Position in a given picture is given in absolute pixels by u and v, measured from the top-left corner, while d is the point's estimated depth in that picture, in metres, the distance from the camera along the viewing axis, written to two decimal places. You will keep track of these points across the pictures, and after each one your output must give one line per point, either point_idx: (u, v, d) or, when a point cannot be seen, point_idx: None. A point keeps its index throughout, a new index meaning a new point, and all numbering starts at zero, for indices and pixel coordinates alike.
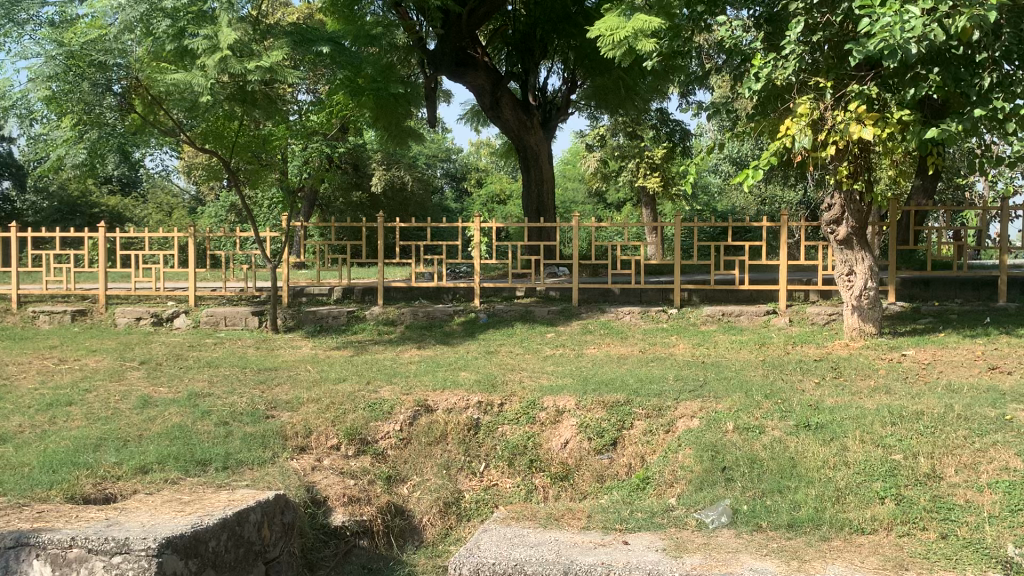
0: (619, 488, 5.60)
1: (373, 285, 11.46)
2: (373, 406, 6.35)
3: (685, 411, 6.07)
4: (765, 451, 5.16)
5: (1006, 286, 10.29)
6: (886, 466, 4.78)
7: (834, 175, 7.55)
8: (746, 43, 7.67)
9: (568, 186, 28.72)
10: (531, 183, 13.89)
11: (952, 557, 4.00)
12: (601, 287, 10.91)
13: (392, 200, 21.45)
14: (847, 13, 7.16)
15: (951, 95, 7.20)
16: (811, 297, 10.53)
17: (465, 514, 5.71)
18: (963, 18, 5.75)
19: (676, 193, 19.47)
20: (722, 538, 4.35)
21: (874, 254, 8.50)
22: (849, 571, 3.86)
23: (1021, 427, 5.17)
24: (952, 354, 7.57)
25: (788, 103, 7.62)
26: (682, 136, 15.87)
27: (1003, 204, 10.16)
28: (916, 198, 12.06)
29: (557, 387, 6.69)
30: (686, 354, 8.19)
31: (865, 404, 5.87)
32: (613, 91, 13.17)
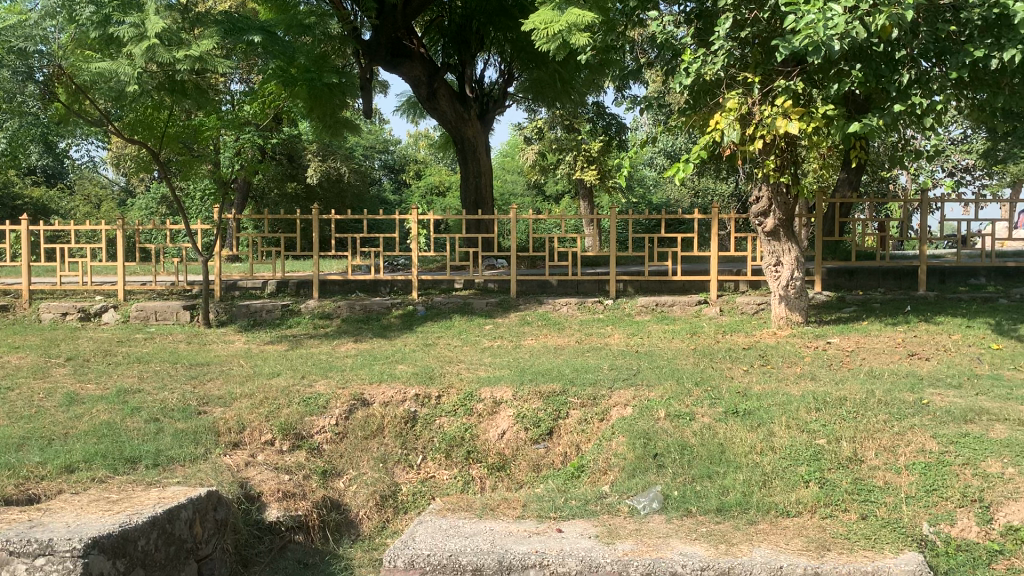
0: (555, 477, 5.65)
1: (309, 279, 11.35)
2: (308, 401, 6.31)
3: (619, 399, 6.18)
4: (695, 438, 5.28)
5: (925, 276, 10.69)
6: (810, 450, 4.93)
7: (762, 167, 7.74)
8: (677, 38, 7.82)
9: (506, 177, 28.76)
10: (469, 175, 13.88)
11: (871, 537, 4.16)
12: (539, 279, 11.00)
13: (328, 192, 21.29)
14: (774, 10, 7.33)
15: (872, 91, 7.44)
16: (741, 288, 10.81)
17: (402, 506, 5.69)
18: (883, 16, 5.94)
19: (613, 186, 19.67)
20: (653, 524, 4.45)
21: (800, 245, 8.75)
22: (774, 553, 3.98)
23: (937, 410, 5.39)
24: (875, 342, 7.84)
25: (717, 98, 7.79)
26: (618, 129, 16.08)
27: (923, 197, 10.52)
28: (842, 190, 12.41)
29: (494, 378, 6.74)
30: (621, 344, 8.30)
31: (790, 391, 6.06)
32: (549, 84, 13.22)
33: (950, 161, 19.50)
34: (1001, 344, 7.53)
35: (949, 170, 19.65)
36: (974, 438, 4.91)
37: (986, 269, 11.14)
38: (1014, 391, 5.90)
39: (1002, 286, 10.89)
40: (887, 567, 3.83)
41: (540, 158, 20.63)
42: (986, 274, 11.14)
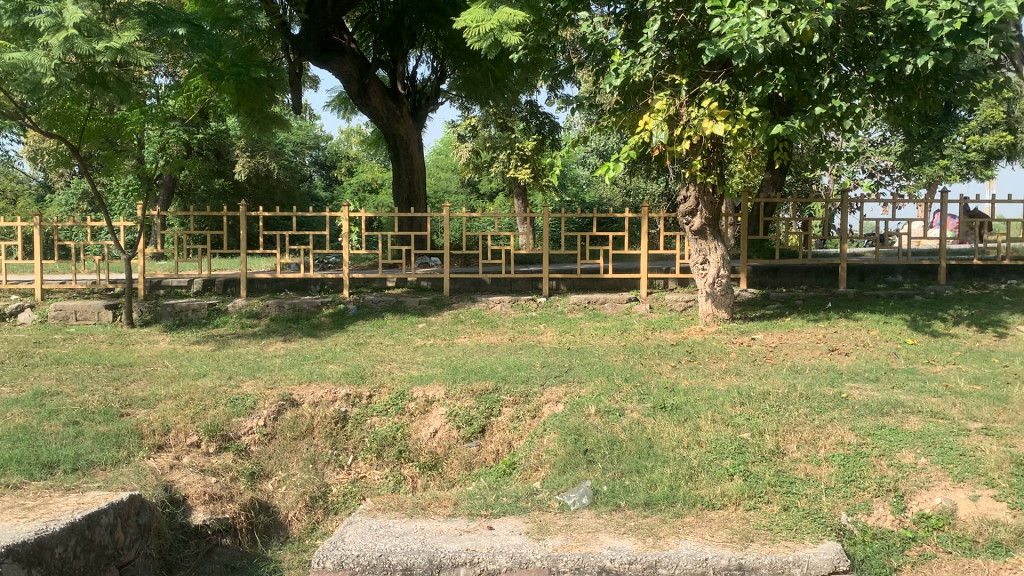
0: (486, 475, 5.66)
1: (236, 277, 11.13)
2: (235, 401, 6.19)
3: (550, 396, 6.22)
4: (624, 434, 5.35)
5: (845, 274, 11.03)
6: (735, 444, 5.03)
7: (690, 168, 7.89)
8: (608, 39, 7.89)
9: (440, 175, 28.66)
10: (401, 173, 13.80)
11: (792, 527, 4.28)
12: (472, 277, 11.01)
13: (257, 188, 20.93)
14: (700, 13, 7.47)
15: (795, 94, 7.65)
16: (670, 285, 11.01)
17: (332, 507, 5.62)
18: (804, 21, 6.12)
19: (545, 184, 19.78)
20: (582, 519, 4.51)
21: (726, 244, 8.94)
22: (700, 545, 4.07)
23: (855, 404, 5.57)
24: (797, 338, 8.06)
25: (646, 99, 7.90)
26: (551, 129, 16.20)
27: (843, 197, 10.84)
28: (766, 190, 12.71)
29: (425, 377, 6.72)
30: (553, 341, 8.37)
31: (716, 386, 6.19)
32: (482, 82, 13.24)
33: (870, 163, 20.18)
34: (916, 339, 7.83)
35: (869, 172, 20.35)
36: (889, 430, 5.09)
37: (903, 267, 11.56)
38: (927, 384, 6.14)
39: (918, 284, 11.31)
40: (807, 556, 3.94)
41: (474, 156, 20.61)
42: (903, 272, 11.54)
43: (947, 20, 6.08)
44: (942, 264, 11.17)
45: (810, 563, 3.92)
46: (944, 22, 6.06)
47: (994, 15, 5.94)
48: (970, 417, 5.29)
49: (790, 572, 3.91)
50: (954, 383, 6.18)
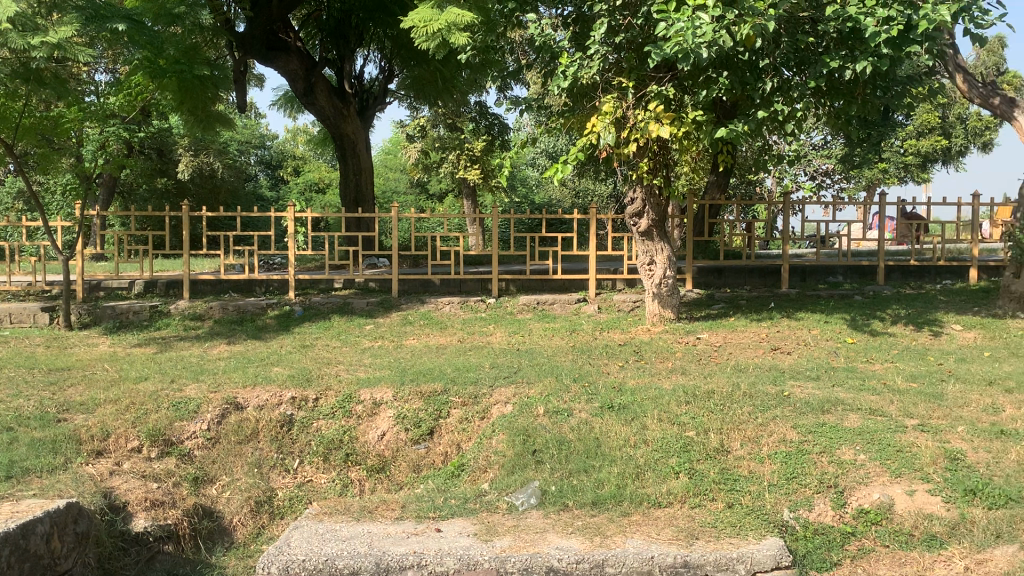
0: (435, 477, 5.63)
1: (179, 279, 10.91)
2: (178, 405, 6.06)
3: (499, 397, 6.22)
4: (572, 433, 5.38)
5: (788, 274, 11.24)
6: (680, 442, 5.10)
7: (636, 170, 7.97)
8: (556, 41, 7.91)
9: (388, 175, 28.51)
10: (348, 173, 13.68)
11: (736, 524, 4.35)
12: (421, 278, 10.96)
13: (201, 188, 20.57)
14: (647, 17, 7.53)
15: (738, 98, 7.78)
16: (618, 286, 11.10)
17: (278, 512, 5.55)
18: (747, 26, 6.22)
19: (495, 185, 19.80)
20: (531, 519, 4.52)
21: (673, 245, 9.05)
22: (646, 543, 4.11)
23: (797, 402, 5.68)
24: (741, 337, 8.19)
25: (593, 101, 7.96)
26: (500, 129, 16.25)
27: (786, 200, 11.06)
28: (712, 192, 12.90)
29: (373, 379, 6.66)
30: (502, 342, 8.37)
31: (663, 385, 6.26)
32: (430, 82, 13.19)
33: (812, 165, 20.49)
34: (855, 338, 8.03)
35: (812, 175, 20.51)
36: (829, 427, 5.21)
37: (843, 267, 11.84)
38: (866, 382, 6.30)
39: (857, 284, 11.59)
40: (751, 552, 4.01)
41: (423, 156, 20.52)
42: (843, 273, 11.82)
43: (884, 28, 6.25)
44: (880, 264, 11.45)
45: (753, 559, 3.99)
46: (881, 29, 6.23)
47: (928, 23, 6.12)
48: (907, 414, 5.44)
49: (733, 568, 3.98)
50: (891, 380, 6.34)
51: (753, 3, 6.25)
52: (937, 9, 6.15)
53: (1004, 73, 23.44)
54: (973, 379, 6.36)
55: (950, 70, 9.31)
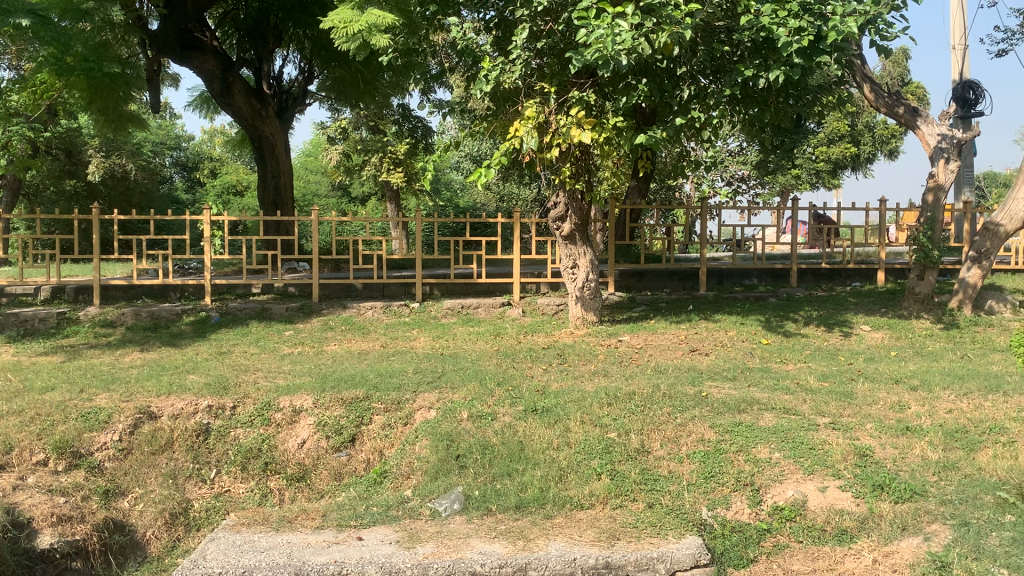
0: (357, 484, 5.53)
1: (89, 284, 10.52)
2: (87, 416, 5.82)
3: (423, 402, 6.18)
4: (495, 437, 5.38)
5: (706, 277, 11.49)
6: (603, 444, 5.14)
7: (559, 175, 8.03)
8: (478, 45, 7.90)
9: (310, 178, 28.10)
10: (267, 175, 13.41)
11: (656, 523, 4.41)
12: (343, 283, 10.81)
13: (112, 190, 19.87)
14: (568, 23, 7.60)
15: (657, 105, 7.93)
16: (542, 289, 11.18)
17: (194, 523, 5.38)
18: (665, 34, 6.36)
19: (418, 189, 19.70)
20: (453, 525, 4.50)
21: (594, 249, 9.13)
22: (569, 546, 4.13)
23: (715, 402, 5.81)
24: (661, 339, 8.34)
25: (516, 106, 8.00)
26: (423, 133, 16.05)
27: (704, 204, 11.30)
28: (632, 197, 13.09)
29: (293, 386, 6.51)
30: (426, 347, 8.32)
31: (585, 387, 6.34)
32: (351, 84, 13.05)
33: (728, 171, 21.02)
34: (770, 339, 8.26)
35: (728, 180, 21.04)
36: (745, 427, 5.33)
37: (757, 271, 12.18)
38: (779, 382, 6.47)
39: (772, 286, 11.94)
40: (671, 551, 4.07)
41: (345, 159, 20.26)
42: (758, 276, 12.16)
43: (795, 38, 6.45)
44: (793, 267, 11.81)
45: (673, 558, 4.05)
46: (793, 39, 6.42)
47: (837, 34, 6.34)
48: (819, 412, 5.61)
49: (654, 568, 4.03)
50: (804, 380, 6.55)
51: (670, 11, 6.38)
52: (845, 21, 6.38)
53: (909, 84, 24.50)
54: (880, 377, 6.62)
55: (858, 80, 9.64)
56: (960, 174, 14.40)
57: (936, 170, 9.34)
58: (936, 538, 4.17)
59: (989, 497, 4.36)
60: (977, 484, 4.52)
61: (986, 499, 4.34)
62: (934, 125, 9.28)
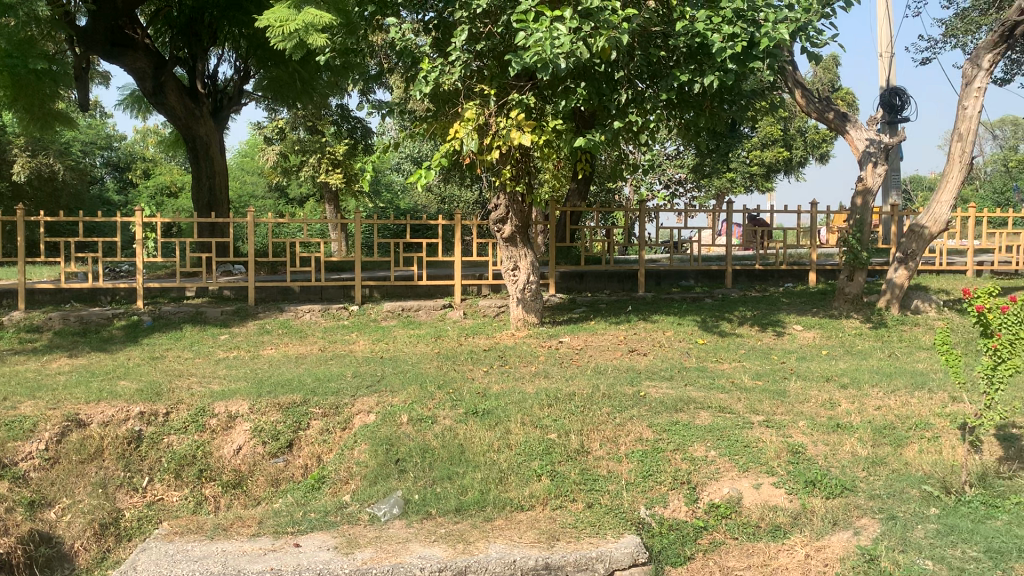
0: (294, 490, 5.43)
1: (13, 288, 10.17)
2: (10, 425, 5.64)
3: (362, 406, 6.12)
4: (436, 441, 5.36)
5: (645, 278, 11.63)
6: (543, 445, 5.16)
7: (499, 177, 8.03)
8: (417, 46, 7.85)
9: (247, 179, 27.65)
10: (201, 176, 13.14)
11: (596, 523, 4.43)
12: (280, 285, 10.63)
13: (39, 190, 19.25)
14: (507, 26, 7.60)
15: (595, 108, 8.00)
16: (483, 291, 11.18)
17: (125, 534, 5.24)
18: (603, 38, 6.41)
19: (357, 190, 19.53)
20: (392, 530, 4.46)
21: (535, 250, 9.16)
22: (508, 548, 4.13)
23: (653, 401, 5.88)
24: (600, 340, 8.41)
25: (456, 108, 7.97)
26: (363, 134, 15.92)
27: (642, 207, 11.43)
28: (572, 199, 13.17)
29: (229, 392, 6.39)
30: (365, 350, 8.24)
31: (525, 389, 6.35)
32: (288, 83, 12.88)
33: (666, 174, 21.29)
34: (706, 339, 8.40)
35: (665, 184, 21.31)
36: (682, 425, 5.42)
37: (694, 272, 12.38)
38: (715, 380, 6.60)
39: (709, 287, 12.16)
40: (610, 551, 4.10)
41: (282, 160, 19.97)
42: (695, 277, 12.36)
43: (728, 44, 6.57)
44: (728, 268, 12.03)
45: (612, 558, 4.08)
46: (726, 45, 6.53)
47: (769, 40, 6.47)
48: (753, 410, 5.73)
49: (593, 568, 4.06)
50: (739, 378, 6.67)
51: (607, 16, 6.44)
52: (777, 27, 6.51)
53: (839, 90, 25.17)
54: (811, 375, 6.78)
55: (790, 85, 9.87)
56: (887, 178, 14.86)
57: (865, 174, 9.60)
58: (865, 532, 4.23)
59: (915, 491, 4.51)
60: (904, 478, 4.66)
61: (912, 493, 4.49)
62: (862, 130, 9.54)
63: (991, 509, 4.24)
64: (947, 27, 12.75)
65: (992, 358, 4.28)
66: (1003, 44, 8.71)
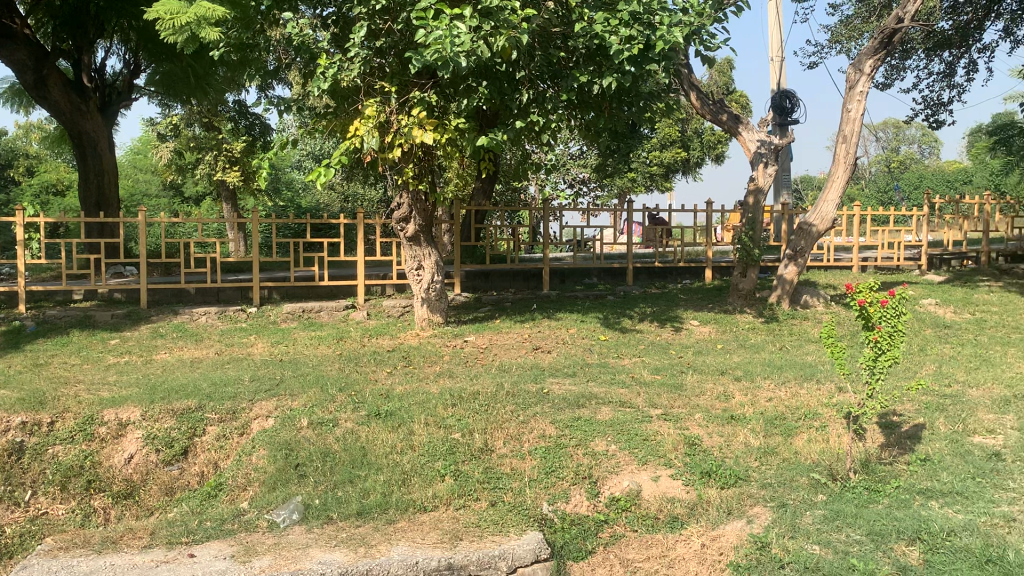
0: (189, 499, 5.24)
1: None
2: None
3: (260, 411, 5.97)
4: (337, 444, 5.28)
5: (549, 277, 11.74)
6: (446, 445, 5.15)
7: (401, 175, 7.98)
8: (315, 42, 7.70)
9: (140, 177, 26.63)
10: (88, 173, 12.59)
11: (499, 521, 4.44)
12: (174, 287, 10.26)
13: None
14: (407, 23, 7.53)
15: (497, 107, 8.04)
16: (387, 291, 11.09)
17: (6, 551, 4.80)
18: (503, 38, 6.45)
19: (257, 188, 19.07)
20: (292, 536, 4.36)
21: (439, 250, 9.12)
22: (411, 549, 4.10)
23: (556, 398, 5.96)
24: (505, 338, 8.44)
25: (356, 105, 7.86)
26: (261, 130, 15.55)
27: (546, 206, 11.52)
28: (476, 198, 13.16)
29: (119, 398, 6.13)
30: (264, 353, 8.04)
31: (429, 389, 6.32)
32: (181, 79, 12.47)
33: (570, 174, 21.54)
34: (607, 335, 8.54)
35: (570, 183, 21.57)
36: (584, 421, 5.52)
37: (597, 270, 12.56)
38: (616, 376, 6.73)
39: (611, 285, 12.38)
40: (512, 549, 4.11)
41: (177, 157, 19.31)
42: (598, 275, 12.56)
43: (626, 46, 6.70)
44: (630, 266, 12.27)
45: (514, 555, 4.09)
46: (623, 48, 6.67)
47: (664, 44, 6.63)
48: (652, 404, 5.85)
49: (495, 567, 4.05)
50: (639, 373, 6.83)
51: (507, 16, 6.47)
52: (671, 30, 6.68)
53: (732, 93, 25.98)
54: (708, 369, 6.98)
55: (686, 87, 10.13)
56: (778, 178, 15.44)
57: (756, 173, 9.93)
58: (757, 520, 4.36)
59: (804, 479, 4.70)
60: (794, 467, 4.84)
61: (801, 481, 4.67)
62: (754, 131, 9.87)
63: (873, 493, 4.47)
64: (833, 33, 13.32)
65: (873, 349, 4.47)
66: (882, 50, 9.15)
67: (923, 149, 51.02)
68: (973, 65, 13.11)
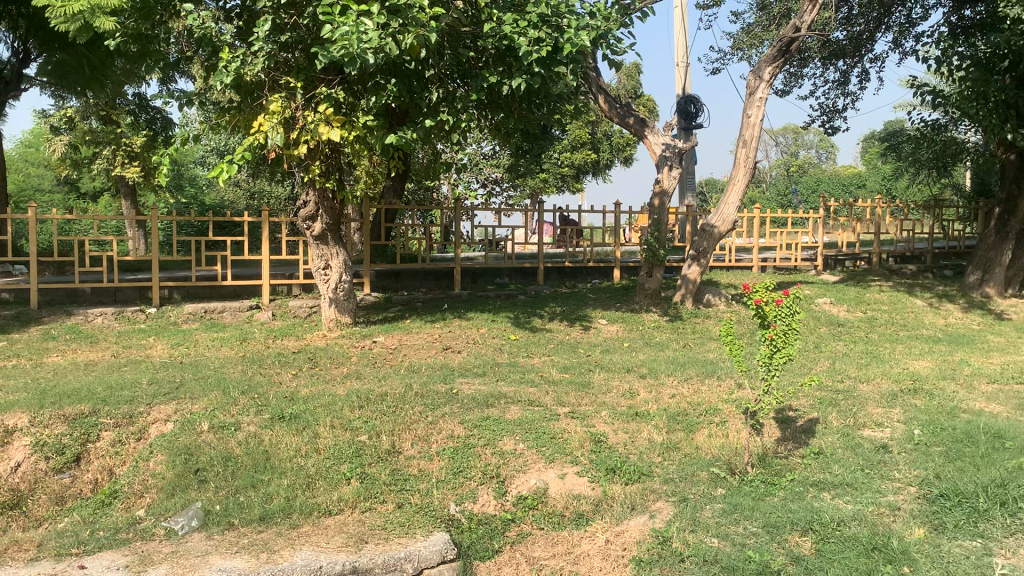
0: (81, 508, 5.00)
1: None
2: None
3: (158, 415, 5.78)
4: (239, 448, 5.15)
5: (459, 277, 11.72)
6: (352, 448, 5.09)
7: (307, 173, 7.84)
8: (218, 34, 7.47)
9: (33, 172, 25.40)
10: None
11: (405, 523, 4.40)
12: (67, 287, 9.82)
13: None
14: (313, 18, 7.40)
15: (406, 105, 7.98)
16: (294, 291, 10.89)
17: None
18: (411, 36, 6.43)
19: (158, 184, 18.44)
20: (190, 543, 4.23)
21: (348, 250, 9.00)
22: (315, 554, 4.02)
23: (465, 398, 5.96)
24: (415, 339, 8.39)
25: (261, 100, 7.69)
26: (163, 124, 15.08)
27: (457, 205, 11.50)
28: (387, 197, 13.04)
29: (5, 405, 5.83)
30: (164, 355, 7.79)
31: (336, 391, 6.22)
32: (75, 70, 11.92)
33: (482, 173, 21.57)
34: (517, 334, 8.58)
35: (482, 182, 21.60)
36: (493, 420, 5.54)
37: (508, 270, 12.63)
38: (525, 374, 6.78)
39: (521, 284, 12.46)
40: (418, 551, 4.07)
41: (72, 151, 18.50)
42: (509, 275, 12.63)
43: (535, 48, 6.73)
44: (541, 265, 12.36)
45: (420, 557, 4.05)
46: (532, 49, 6.68)
47: (572, 46, 6.71)
48: (559, 402, 5.92)
49: (401, 569, 4.01)
50: (547, 372, 6.89)
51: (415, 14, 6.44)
52: (578, 34, 6.77)
53: (641, 96, 26.47)
54: (614, 367, 7.11)
55: (593, 90, 10.28)
56: (684, 180, 15.83)
57: (661, 176, 10.13)
58: (659, 515, 4.45)
59: (704, 473, 4.82)
60: (694, 462, 4.97)
61: (701, 476, 4.79)
62: (659, 134, 10.09)
63: (770, 487, 4.62)
64: (735, 39, 13.72)
65: (769, 347, 4.63)
66: (780, 58, 9.50)
67: (821, 155, 53.12)
68: (865, 74, 13.71)
